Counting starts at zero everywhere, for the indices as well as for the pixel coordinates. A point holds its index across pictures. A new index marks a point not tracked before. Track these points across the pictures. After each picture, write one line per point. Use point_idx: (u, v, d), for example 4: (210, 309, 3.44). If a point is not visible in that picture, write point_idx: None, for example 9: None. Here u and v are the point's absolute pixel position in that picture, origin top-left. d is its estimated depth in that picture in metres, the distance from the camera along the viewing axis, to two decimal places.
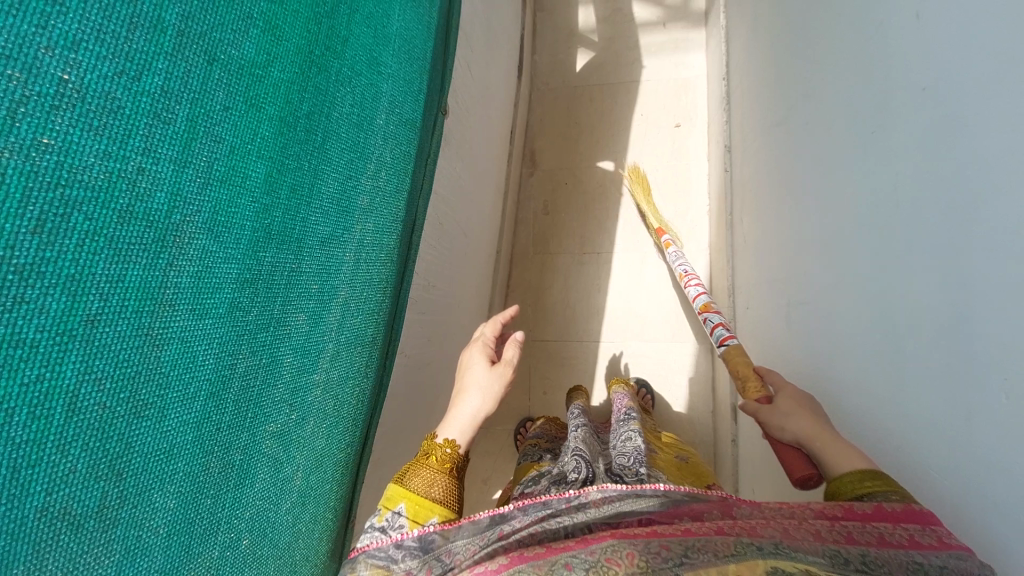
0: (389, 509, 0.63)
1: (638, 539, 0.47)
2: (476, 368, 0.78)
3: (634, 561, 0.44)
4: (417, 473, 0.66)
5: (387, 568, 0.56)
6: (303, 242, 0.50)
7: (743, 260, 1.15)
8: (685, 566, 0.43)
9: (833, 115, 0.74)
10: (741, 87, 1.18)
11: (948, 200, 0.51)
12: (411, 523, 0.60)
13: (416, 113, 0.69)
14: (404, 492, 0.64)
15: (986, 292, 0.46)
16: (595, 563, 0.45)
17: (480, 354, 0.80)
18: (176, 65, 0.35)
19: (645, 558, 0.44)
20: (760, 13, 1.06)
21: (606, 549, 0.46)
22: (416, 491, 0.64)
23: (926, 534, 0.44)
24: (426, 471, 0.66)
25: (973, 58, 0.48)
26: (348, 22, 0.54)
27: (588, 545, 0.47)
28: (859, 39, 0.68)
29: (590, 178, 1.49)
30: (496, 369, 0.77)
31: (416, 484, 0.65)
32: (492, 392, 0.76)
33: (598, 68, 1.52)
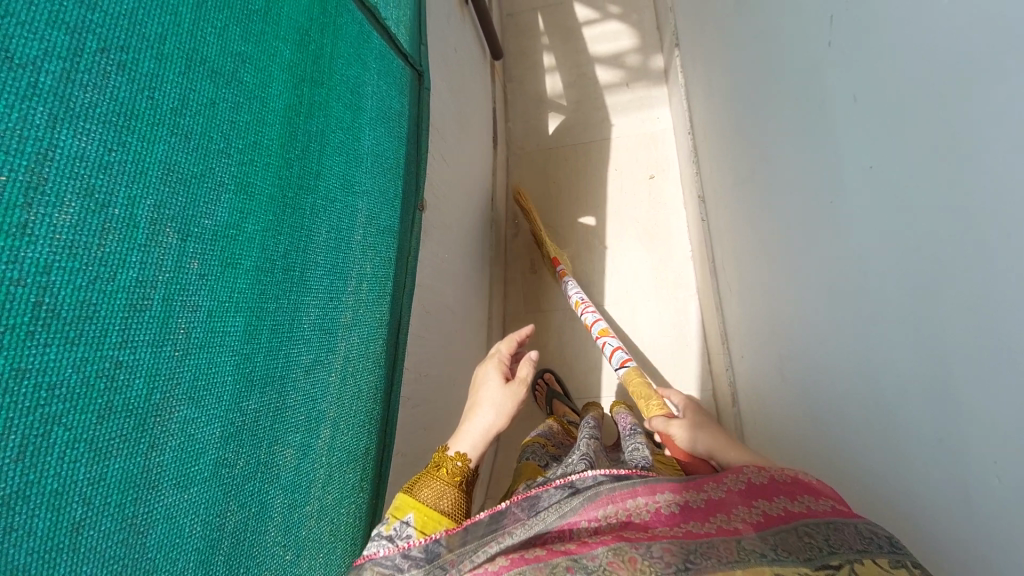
0: (396, 518, 0.58)
1: (642, 542, 0.45)
2: (490, 385, 0.77)
3: (637, 566, 0.42)
4: (428, 484, 0.62)
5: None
6: (285, 377, 0.51)
7: (730, 308, 1.16)
8: (692, 572, 0.41)
9: (795, 181, 0.76)
10: (707, 141, 1.22)
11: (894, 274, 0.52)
12: (421, 530, 0.57)
13: (391, 219, 0.71)
14: (412, 503, 0.60)
15: (938, 368, 0.47)
16: (600, 568, 0.42)
17: (496, 372, 0.79)
18: (149, 254, 0.36)
19: (647, 563, 0.42)
20: (714, 77, 1.12)
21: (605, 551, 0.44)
22: (425, 503, 0.60)
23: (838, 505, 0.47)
24: (436, 483, 0.63)
25: None
26: (321, 155, 0.57)
27: (593, 548, 0.45)
28: (805, 113, 0.71)
29: (573, 234, 1.52)
30: (511, 386, 0.76)
31: (426, 496, 0.61)
32: (505, 411, 0.74)
33: (569, 129, 1.58)
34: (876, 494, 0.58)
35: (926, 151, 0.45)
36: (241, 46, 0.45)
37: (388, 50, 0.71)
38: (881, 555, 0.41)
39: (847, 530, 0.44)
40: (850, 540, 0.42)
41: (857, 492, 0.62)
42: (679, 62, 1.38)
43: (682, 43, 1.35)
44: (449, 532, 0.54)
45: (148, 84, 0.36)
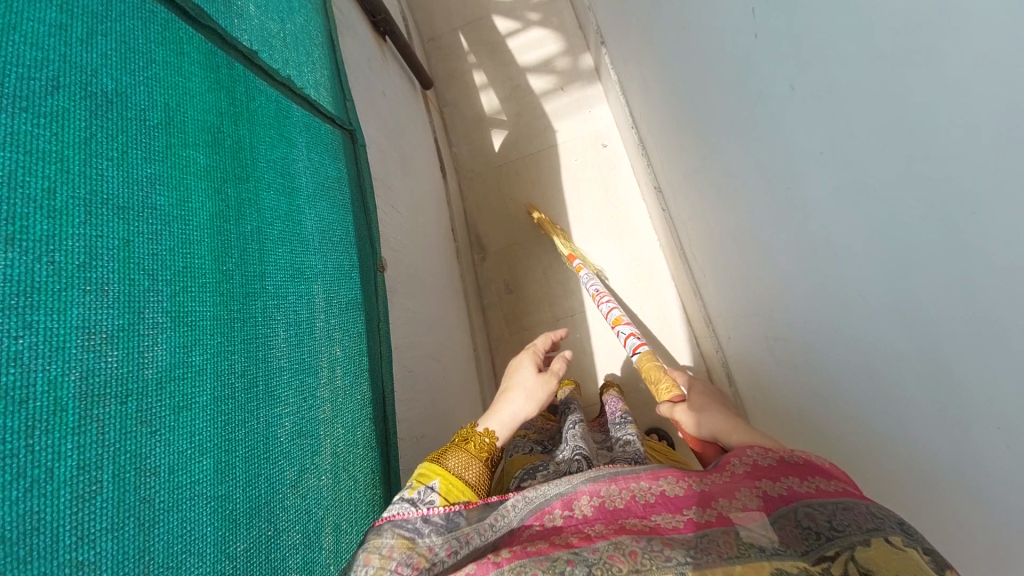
0: (421, 482, 0.56)
1: (640, 535, 0.43)
2: (524, 372, 0.74)
3: (637, 559, 0.40)
4: (454, 454, 0.60)
5: (411, 540, 0.49)
6: (271, 501, 0.47)
7: (708, 293, 1.16)
8: (690, 566, 0.39)
9: (750, 167, 0.76)
10: (652, 133, 1.23)
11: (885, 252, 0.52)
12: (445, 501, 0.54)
13: (353, 290, 0.68)
14: (439, 467, 0.58)
15: (953, 341, 0.46)
16: (598, 560, 0.40)
17: (530, 360, 0.77)
18: (88, 433, 0.32)
19: (647, 556, 0.40)
20: (646, 72, 1.13)
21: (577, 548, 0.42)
22: (452, 470, 0.58)
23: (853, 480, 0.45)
24: (465, 453, 0.60)
25: (860, 126, 0.51)
26: (261, 253, 0.53)
27: (592, 542, 0.43)
28: (745, 101, 0.71)
29: (540, 246, 1.50)
30: (545, 374, 0.74)
31: (454, 464, 0.58)
32: (538, 397, 0.71)
33: (515, 142, 1.56)
34: (894, 471, 0.58)
35: (903, 129, 0.45)
36: (147, 168, 0.41)
37: (312, 117, 0.68)
38: (894, 532, 0.38)
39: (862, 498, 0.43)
40: (856, 522, 0.40)
41: (874, 467, 0.62)
42: (607, 58, 1.38)
43: (607, 40, 1.35)
44: (471, 505, 0.55)
45: (44, 248, 0.32)
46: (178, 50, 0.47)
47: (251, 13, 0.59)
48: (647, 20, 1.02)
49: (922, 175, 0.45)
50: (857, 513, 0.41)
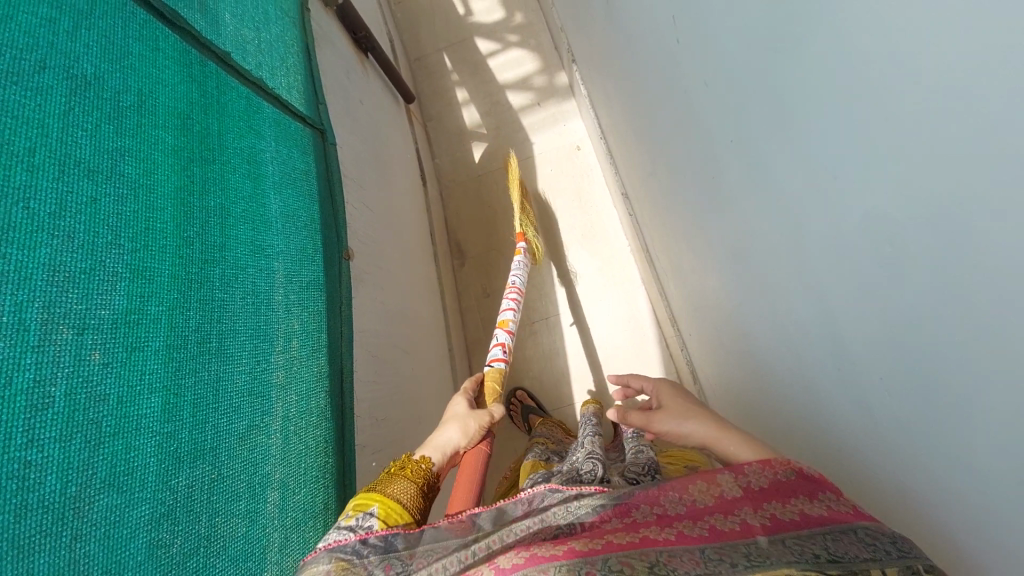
0: (357, 509, 0.55)
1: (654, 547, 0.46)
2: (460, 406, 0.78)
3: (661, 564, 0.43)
4: (394, 480, 0.59)
5: (349, 562, 0.49)
6: (218, 448, 0.51)
7: (671, 292, 1.21)
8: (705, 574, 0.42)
9: (688, 166, 0.82)
10: (618, 143, 1.30)
11: (787, 233, 0.57)
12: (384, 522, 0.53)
13: (315, 272, 0.73)
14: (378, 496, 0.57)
15: (839, 303, 0.51)
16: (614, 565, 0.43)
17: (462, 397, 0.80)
18: (46, 353, 0.37)
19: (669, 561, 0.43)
20: (608, 85, 1.21)
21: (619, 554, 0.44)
22: (390, 496, 0.57)
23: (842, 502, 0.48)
24: (404, 479, 0.60)
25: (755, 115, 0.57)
26: (223, 227, 0.58)
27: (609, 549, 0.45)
28: (678, 103, 0.78)
29: (517, 252, 1.56)
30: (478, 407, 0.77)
31: (392, 490, 0.58)
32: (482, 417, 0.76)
33: (493, 154, 1.64)
34: (815, 436, 0.62)
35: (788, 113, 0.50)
36: (118, 141, 0.47)
37: (282, 116, 0.74)
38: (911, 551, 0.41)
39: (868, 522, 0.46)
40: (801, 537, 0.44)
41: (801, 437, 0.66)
42: (579, 76, 1.47)
43: (578, 58, 1.45)
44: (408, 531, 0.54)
45: (20, 195, 0.38)
46: (154, 47, 0.54)
47: (227, 22, 0.68)
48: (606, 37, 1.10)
49: (803, 156, 0.50)
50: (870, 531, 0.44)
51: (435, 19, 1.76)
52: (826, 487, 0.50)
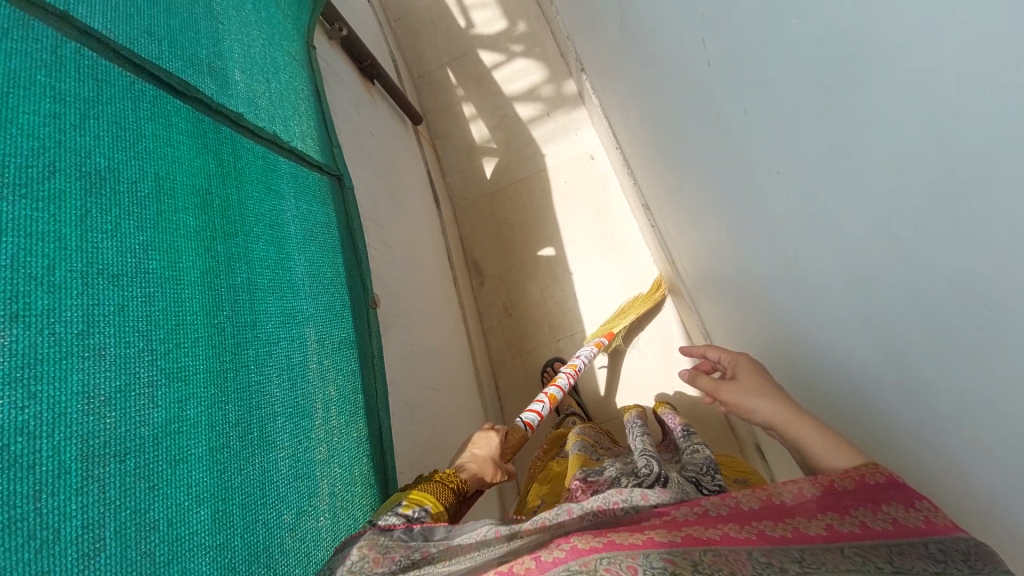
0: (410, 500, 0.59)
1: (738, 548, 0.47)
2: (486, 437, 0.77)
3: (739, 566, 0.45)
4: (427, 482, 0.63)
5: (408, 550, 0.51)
6: (271, 545, 0.49)
7: (702, 307, 1.16)
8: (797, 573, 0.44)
9: (723, 188, 0.77)
10: (637, 156, 1.25)
11: (846, 269, 0.52)
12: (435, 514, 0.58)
13: (346, 330, 0.71)
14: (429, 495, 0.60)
15: (914, 354, 0.46)
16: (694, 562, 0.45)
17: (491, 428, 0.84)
18: (90, 493, 0.35)
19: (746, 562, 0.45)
20: (623, 96, 1.15)
21: (707, 552, 0.46)
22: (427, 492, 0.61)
23: (936, 514, 0.45)
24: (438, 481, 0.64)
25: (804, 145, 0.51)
26: (252, 304, 0.56)
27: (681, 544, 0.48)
28: (710, 123, 0.73)
29: (536, 268, 1.52)
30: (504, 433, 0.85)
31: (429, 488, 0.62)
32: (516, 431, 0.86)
33: (505, 169, 1.59)
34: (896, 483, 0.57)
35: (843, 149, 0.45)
36: (140, 236, 0.44)
37: (299, 168, 0.71)
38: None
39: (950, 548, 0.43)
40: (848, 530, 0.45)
41: None
42: (590, 85, 1.42)
43: (587, 67, 1.40)
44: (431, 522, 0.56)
45: (45, 323, 0.35)
46: (166, 122, 0.51)
47: (237, 80, 0.64)
48: (620, 51, 1.05)
49: (863, 194, 0.45)
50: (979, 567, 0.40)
51: (437, 34, 1.71)
52: (915, 498, 0.47)
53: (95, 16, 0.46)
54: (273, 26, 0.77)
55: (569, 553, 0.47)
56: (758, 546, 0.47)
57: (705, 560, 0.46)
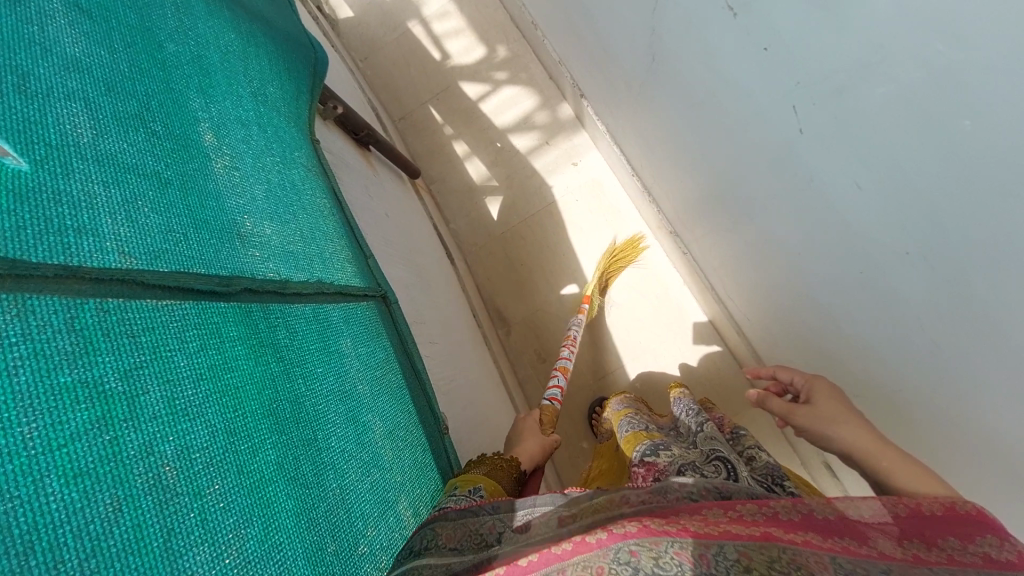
0: (468, 483, 0.59)
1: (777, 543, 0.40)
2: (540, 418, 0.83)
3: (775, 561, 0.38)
4: (486, 470, 0.64)
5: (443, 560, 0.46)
6: None
7: (754, 340, 1.09)
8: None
9: (804, 244, 0.70)
10: (659, 183, 1.16)
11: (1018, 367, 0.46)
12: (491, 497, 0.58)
13: (433, 478, 0.63)
14: (481, 476, 0.61)
15: None
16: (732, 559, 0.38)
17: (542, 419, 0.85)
18: None
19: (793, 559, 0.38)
20: (642, 128, 1.07)
21: (787, 550, 0.39)
22: (489, 480, 0.61)
23: (1006, 549, 0.41)
24: (499, 472, 0.65)
25: (963, 237, 0.45)
26: (350, 514, 0.47)
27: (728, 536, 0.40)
28: (791, 184, 0.66)
29: (563, 308, 1.43)
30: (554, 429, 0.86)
31: (489, 477, 0.62)
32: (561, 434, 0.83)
33: (512, 208, 1.49)
34: None
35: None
36: (230, 519, 0.35)
37: (347, 308, 0.62)
38: None
39: None
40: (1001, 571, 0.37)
41: None
42: (591, 110, 1.33)
43: (586, 92, 1.30)
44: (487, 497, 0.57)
45: None
46: (217, 342, 0.40)
47: (268, 234, 0.53)
48: (636, 86, 0.96)
49: None
50: None
51: (411, 69, 1.59)
52: (969, 525, 0.43)
53: (104, 245, 0.34)
54: (280, 136, 0.65)
55: (643, 530, 0.41)
56: (845, 555, 0.39)
57: (783, 558, 0.38)
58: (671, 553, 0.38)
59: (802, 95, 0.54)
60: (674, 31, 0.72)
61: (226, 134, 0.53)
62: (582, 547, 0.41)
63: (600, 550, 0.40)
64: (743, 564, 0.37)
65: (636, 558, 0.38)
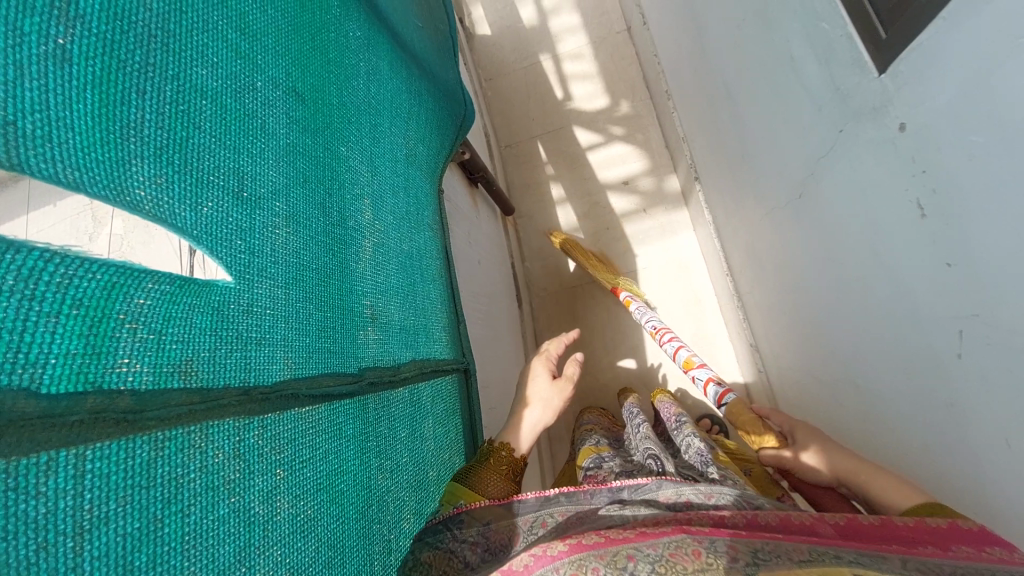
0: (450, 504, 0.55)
1: (704, 537, 0.40)
2: (538, 381, 0.76)
3: (702, 559, 0.38)
4: (480, 475, 0.59)
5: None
6: None
7: None
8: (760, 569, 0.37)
9: (914, 461, 0.63)
10: (755, 299, 1.08)
11: None
12: (488, 505, 0.53)
13: None
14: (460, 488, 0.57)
15: None
16: (662, 557, 0.39)
17: (545, 367, 0.78)
18: None
19: (714, 556, 0.38)
20: (755, 242, 1.01)
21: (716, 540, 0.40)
22: (474, 489, 0.57)
23: (988, 553, 0.40)
24: (491, 477, 0.59)
25: None
26: None
27: (651, 538, 0.41)
28: (922, 392, 0.59)
29: (615, 382, 1.37)
30: (559, 382, 0.75)
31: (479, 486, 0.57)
32: (553, 404, 0.73)
33: (591, 265, 1.46)
34: None
35: None
36: None
37: (436, 384, 0.62)
38: None
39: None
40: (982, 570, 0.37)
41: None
42: (701, 195, 1.27)
43: (703, 177, 1.24)
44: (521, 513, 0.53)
45: None
46: (337, 444, 0.41)
47: (390, 311, 0.53)
48: (768, 206, 0.91)
49: None
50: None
51: (530, 101, 1.59)
52: (986, 542, 0.41)
53: (276, 353, 0.35)
54: (417, 198, 0.66)
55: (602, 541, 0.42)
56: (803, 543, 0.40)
57: (714, 549, 0.39)
58: (666, 554, 0.39)
59: (978, 329, 0.50)
60: (839, 188, 0.67)
61: (378, 207, 0.54)
62: (542, 559, 0.41)
63: (599, 551, 0.41)
64: (665, 559, 0.38)
65: (632, 562, 0.39)
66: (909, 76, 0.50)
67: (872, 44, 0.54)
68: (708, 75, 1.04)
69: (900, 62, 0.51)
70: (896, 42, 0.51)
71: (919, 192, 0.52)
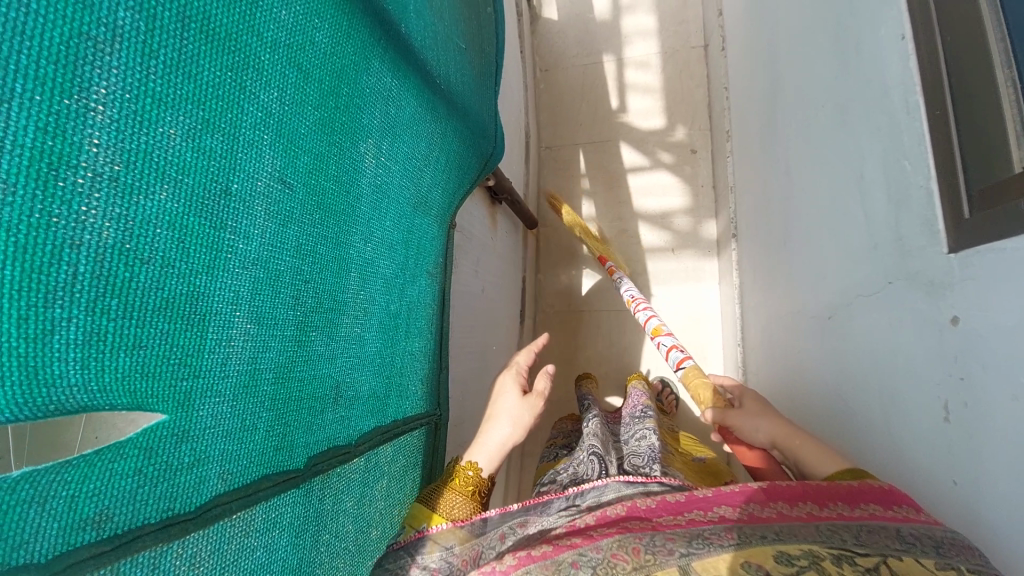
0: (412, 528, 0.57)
1: (644, 532, 0.42)
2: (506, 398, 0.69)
3: (640, 556, 0.40)
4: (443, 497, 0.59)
5: None
6: None
7: None
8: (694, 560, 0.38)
9: None
10: (758, 381, 1.04)
11: None
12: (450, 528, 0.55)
13: None
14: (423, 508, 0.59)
15: None
16: (603, 560, 0.40)
17: (515, 382, 0.71)
18: None
19: (651, 553, 0.39)
20: (773, 331, 0.95)
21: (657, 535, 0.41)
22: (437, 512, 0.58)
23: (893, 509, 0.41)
24: (454, 497, 0.59)
25: None
26: None
27: (595, 540, 0.42)
28: None
29: None
30: (529, 398, 0.69)
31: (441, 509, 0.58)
32: (524, 423, 0.67)
33: (604, 293, 1.41)
34: None
35: None
36: None
37: (401, 440, 0.60)
38: (924, 555, 0.36)
39: (889, 532, 0.39)
40: (891, 541, 0.38)
41: None
42: (734, 252, 1.20)
43: (741, 237, 1.16)
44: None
45: None
46: (269, 538, 0.39)
47: (360, 381, 0.52)
48: (795, 307, 0.84)
49: None
50: (947, 557, 0.36)
51: (581, 103, 1.48)
52: (893, 499, 0.42)
53: (211, 470, 0.34)
54: (419, 249, 0.62)
55: (553, 547, 0.43)
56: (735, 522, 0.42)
57: (654, 542, 0.41)
58: (608, 557, 0.40)
59: None
60: (872, 336, 0.60)
61: (368, 274, 0.51)
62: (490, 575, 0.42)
63: (543, 563, 0.41)
64: (608, 560, 0.40)
65: (575, 568, 0.40)
66: (983, 271, 0.44)
67: (952, 215, 0.47)
68: (771, 139, 0.95)
69: (976, 251, 0.44)
70: (978, 228, 0.44)
71: (950, 393, 0.47)
